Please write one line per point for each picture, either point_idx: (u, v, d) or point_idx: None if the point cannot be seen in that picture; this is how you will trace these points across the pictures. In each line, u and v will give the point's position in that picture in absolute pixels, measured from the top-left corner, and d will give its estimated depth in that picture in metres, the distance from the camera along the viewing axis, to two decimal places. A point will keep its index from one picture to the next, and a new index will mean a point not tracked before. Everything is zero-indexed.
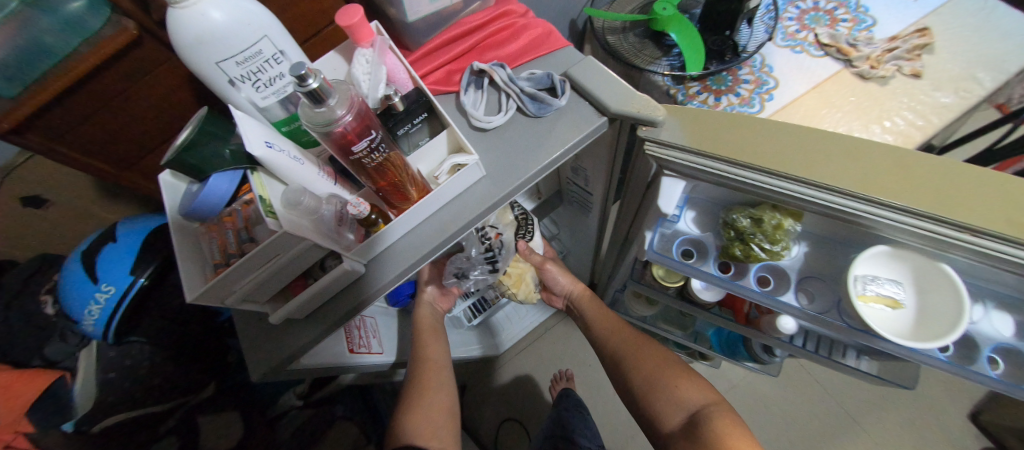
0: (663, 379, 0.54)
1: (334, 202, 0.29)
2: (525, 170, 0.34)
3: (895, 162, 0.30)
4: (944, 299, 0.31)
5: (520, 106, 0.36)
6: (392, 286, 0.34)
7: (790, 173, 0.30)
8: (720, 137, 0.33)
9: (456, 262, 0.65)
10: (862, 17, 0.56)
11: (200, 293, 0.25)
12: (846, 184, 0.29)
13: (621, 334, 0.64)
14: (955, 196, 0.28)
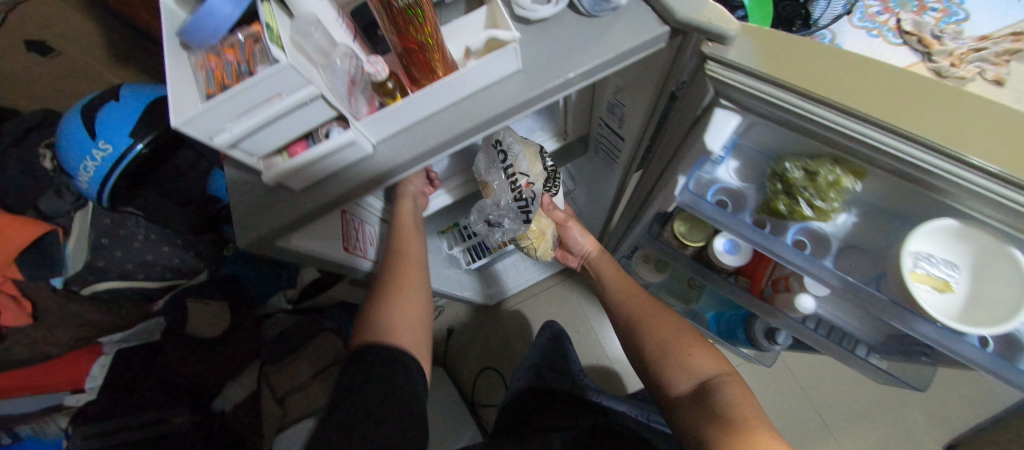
0: (676, 345, 0.47)
1: (349, 59, 0.26)
2: (566, 70, 0.30)
3: (1011, 124, 0.25)
4: (1003, 287, 0.28)
5: (574, 2, 0.31)
6: (402, 170, 0.32)
7: (871, 115, 0.26)
8: (799, 65, 0.28)
9: (485, 210, 0.61)
10: (953, 8, 0.41)
11: (186, 118, 0.21)
12: (936, 137, 0.25)
13: (637, 299, 0.55)
14: None
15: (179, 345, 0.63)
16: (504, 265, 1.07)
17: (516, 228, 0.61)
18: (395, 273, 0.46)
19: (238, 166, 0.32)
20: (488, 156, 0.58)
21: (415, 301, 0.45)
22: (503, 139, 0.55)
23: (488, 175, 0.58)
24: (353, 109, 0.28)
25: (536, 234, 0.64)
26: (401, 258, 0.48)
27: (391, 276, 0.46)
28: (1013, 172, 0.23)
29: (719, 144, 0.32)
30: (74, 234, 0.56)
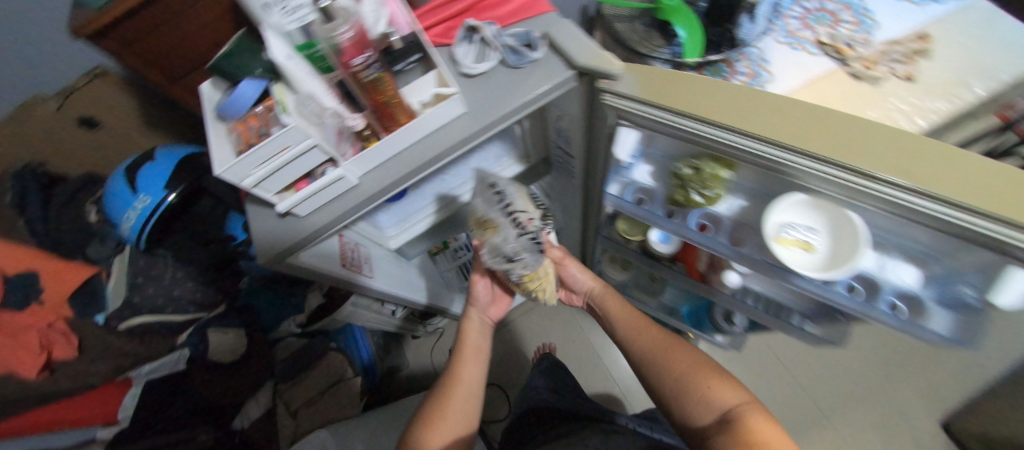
0: (691, 379, 0.48)
1: (336, 118, 0.36)
2: (500, 109, 0.40)
3: (817, 115, 0.34)
4: (846, 242, 0.36)
5: (502, 59, 0.42)
6: (381, 196, 0.41)
7: (719, 122, 0.35)
8: (668, 90, 0.38)
9: (496, 246, 0.53)
10: (866, 19, 0.59)
11: (226, 168, 0.31)
12: (767, 133, 0.33)
13: (648, 334, 0.56)
14: (858, 143, 0.32)
15: (202, 369, 0.70)
16: None
17: (535, 262, 0.54)
18: (443, 393, 0.53)
19: (259, 203, 0.42)
20: (482, 200, 0.56)
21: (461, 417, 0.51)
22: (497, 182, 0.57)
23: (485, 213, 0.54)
24: (341, 152, 0.38)
25: (541, 275, 0.58)
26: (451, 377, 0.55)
27: (439, 396, 0.53)
28: (814, 151, 0.32)
29: (628, 153, 0.44)
30: (113, 275, 0.63)
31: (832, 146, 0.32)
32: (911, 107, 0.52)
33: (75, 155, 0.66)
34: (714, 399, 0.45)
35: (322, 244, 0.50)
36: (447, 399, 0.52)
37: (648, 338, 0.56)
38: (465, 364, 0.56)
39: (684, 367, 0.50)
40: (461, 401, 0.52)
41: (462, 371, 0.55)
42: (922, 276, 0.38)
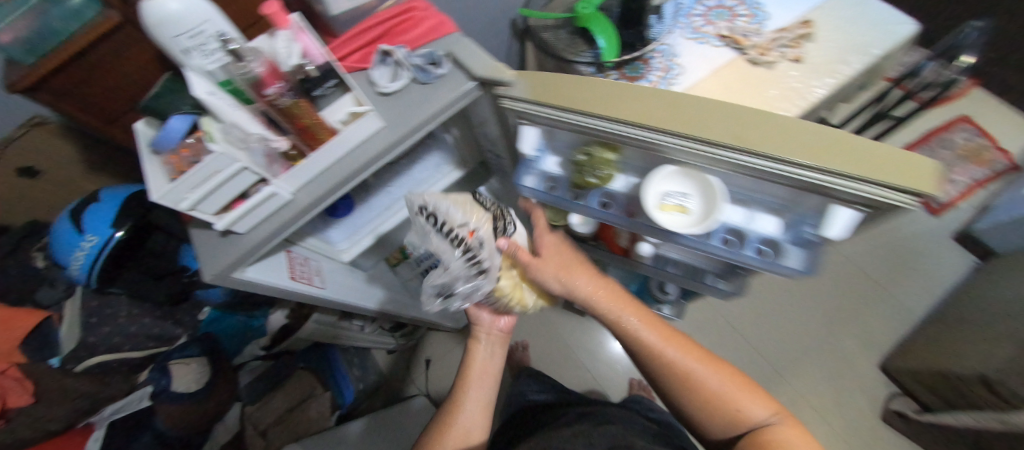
0: (721, 398, 0.48)
1: (262, 142, 0.41)
2: (413, 121, 0.46)
3: (671, 100, 0.41)
4: (711, 203, 0.43)
5: (413, 76, 0.48)
6: (315, 206, 0.46)
7: (593, 112, 0.42)
8: (554, 89, 0.44)
9: (435, 283, 0.55)
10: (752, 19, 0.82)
11: (160, 194, 0.35)
12: (632, 117, 0.40)
13: (676, 354, 0.51)
14: (698, 120, 0.39)
15: (171, 404, 0.71)
16: None
17: (478, 281, 0.54)
18: (447, 412, 0.57)
19: (202, 226, 0.46)
20: (419, 225, 0.54)
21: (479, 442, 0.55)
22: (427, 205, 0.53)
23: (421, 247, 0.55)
24: (270, 171, 0.42)
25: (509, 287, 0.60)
26: (453, 404, 0.57)
27: (446, 414, 0.57)
28: (664, 128, 0.39)
29: (530, 147, 0.50)
30: (66, 319, 0.65)
31: (680, 124, 0.39)
32: (776, 82, 0.74)
33: (18, 205, 0.66)
34: (740, 408, 0.47)
35: (265, 260, 0.53)
36: (447, 426, 0.55)
37: (671, 348, 0.51)
38: (472, 386, 0.58)
39: (709, 382, 0.49)
40: (459, 429, 0.55)
41: (469, 398, 0.57)
42: (780, 223, 0.46)
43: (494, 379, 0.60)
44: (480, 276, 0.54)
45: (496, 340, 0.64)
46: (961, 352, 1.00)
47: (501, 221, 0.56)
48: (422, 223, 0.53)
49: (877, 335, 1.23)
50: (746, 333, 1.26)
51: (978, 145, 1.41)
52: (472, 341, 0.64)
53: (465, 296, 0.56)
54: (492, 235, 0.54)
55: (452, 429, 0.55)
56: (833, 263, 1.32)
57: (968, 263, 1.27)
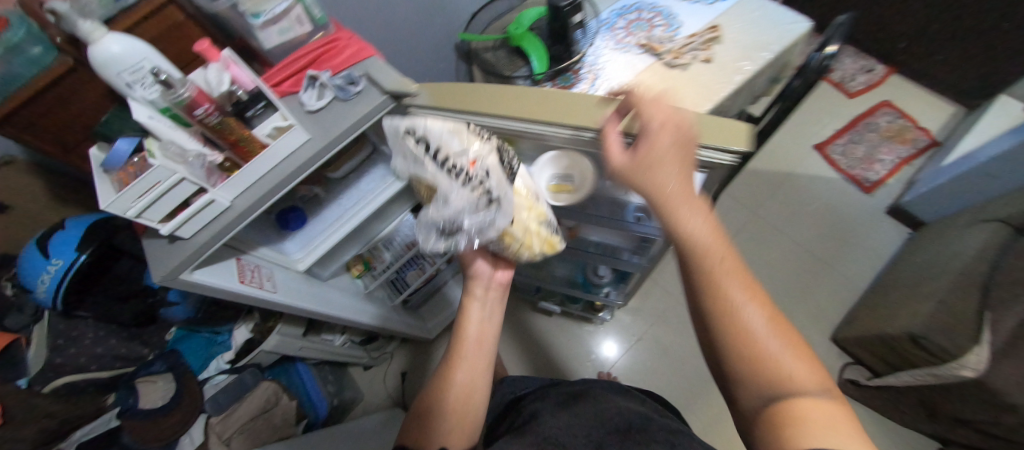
0: (766, 351, 0.35)
1: (199, 157, 0.48)
2: (336, 131, 0.54)
3: (536, 97, 0.51)
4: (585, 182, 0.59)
5: (335, 95, 0.56)
6: (253, 210, 0.53)
7: (476, 111, 0.51)
8: (449, 96, 0.54)
9: (432, 223, 0.47)
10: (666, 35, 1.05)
11: (108, 203, 0.42)
12: (506, 113, 0.50)
13: (734, 289, 0.37)
14: (555, 109, 0.49)
15: (135, 421, 0.75)
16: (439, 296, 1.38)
17: (484, 221, 0.46)
18: (444, 369, 0.57)
19: (154, 236, 0.52)
20: (407, 148, 0.45)
21: (469, 395, 0.55)
22: (414, 127, 0.45)
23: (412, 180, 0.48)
24: (209, 181, 0.49)
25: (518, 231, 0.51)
26: (452, 355, 0.58)
27: (441, 373, 0.57)
28: (528, 119, 0.49)
29: None
30: (35, 342, 0.66)
31: (540, 113, 0.49)
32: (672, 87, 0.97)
33: None
34: (781, 361, 0.34)
35: (214, 263, 0.59)
36: (446, 380, 0.56)
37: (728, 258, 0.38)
38: (467, 343, 0.59)
39: (757, 317, 0.36)
40: (460, 383, 0.55)
41: (463, 348, 0.58)
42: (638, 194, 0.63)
43: (493, 331, 0.61)
44: (486, 215, 0.46)
45: (493, 295, 0.64)
46: (894, 315, 1.07)
47: (506, 154, 0.49)
48: (410, 147, 0.45)
49: (826, 309, 1.30)
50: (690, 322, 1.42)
51: (901, 126, 1.53)
52: (469, 298, 0.62)
53: (470, 236, 0.48)
54: (497, 166, 0.47)
55: (454, 386, 0.55)
56: (778, 244, 1.41)
57: (901, 234, 1.37)
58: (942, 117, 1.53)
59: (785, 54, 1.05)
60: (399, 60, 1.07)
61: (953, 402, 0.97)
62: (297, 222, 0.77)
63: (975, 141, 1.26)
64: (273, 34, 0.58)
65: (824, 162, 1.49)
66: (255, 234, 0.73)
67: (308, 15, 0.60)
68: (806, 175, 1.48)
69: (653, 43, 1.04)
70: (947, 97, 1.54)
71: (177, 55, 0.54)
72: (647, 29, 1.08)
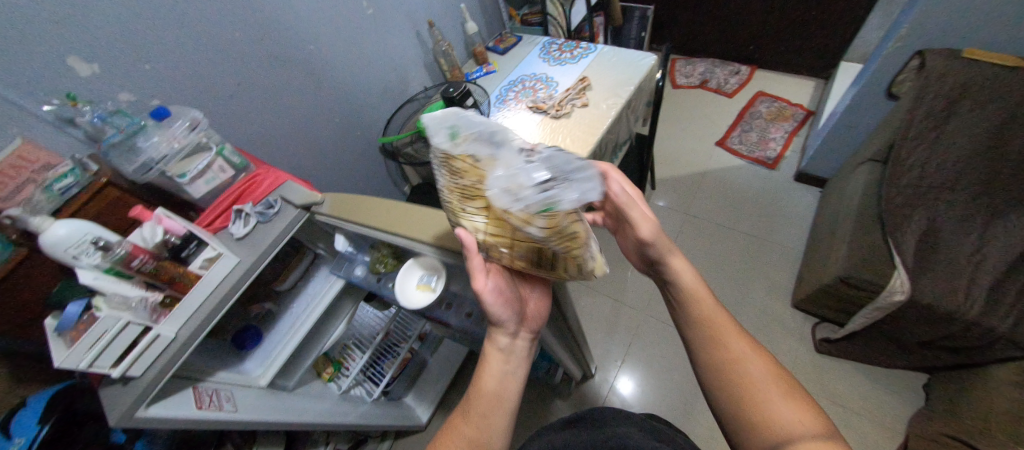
0: (766, 406, 0.51)
1: (140, 301, 0.56)
2: (262, 247, 0.67)
3: (404, 212, 0.67)
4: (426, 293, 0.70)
5: (257, 219, 0.69)
6: (200, 332, 0.61)
7: (354, 222, 0.69)
8: (346, 206, 0.72)
9: (538, 177, 0.51)
10: (547, 94, 1.28)
11: (61, 359, 0.49)
12: (369, 224, 0.67)
13: (754, 366, 0.54)
14: (406, 222, 0.65)
15: None
16: (423, 376, 1.41)
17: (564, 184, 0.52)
18: (467, 403, 0.62)
19: (110, 383, 0.57)
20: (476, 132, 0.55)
21: (483, 430, 0.58)
22: (468, 117, 0.57)
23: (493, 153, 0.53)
24: (153, 318, 0.57)
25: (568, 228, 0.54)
26: (476, 391, 0.63)
27: (461, 409, 0.62)
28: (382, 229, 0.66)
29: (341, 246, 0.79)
30: None
31: (392, 227, 0.66)
32: (561, 134, 1.16)
33: None
34: (781, 415, 0.49)
35: (171, 397, 0.62)
36: (466, 412, 0.61)
37: (740, 347, 0.57)
38: (481, 388, 0.63)
39: (753, 382, 0.53)
40: (478, 418, 0.60)
41: (483, 382, 0.63)
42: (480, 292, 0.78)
43: (519, 378, 0.65)
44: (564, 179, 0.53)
45: (518, 361, 0.66)
46: (825, 264, 1.16)
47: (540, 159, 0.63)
48: (475, 134, 0.54)
49: (778, 279, 1.37)
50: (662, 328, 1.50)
51: (778, 108, 1.73)
52: (492, 347, 0.65)
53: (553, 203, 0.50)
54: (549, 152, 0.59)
55: (459, 436, 0.58)
56: (716, 233, 1.52)
57: (814, 194, 1.51)
58: (807, 91, 1.76)
59: (645, 83, 1.26)
60: (330, 173, 1.23)
61: (904, 330, 1.02)
62: (251, 339, 0.84)
63: (833, 104, 1.47)
64: (200, 185, 0.70)
65: (729, 154, 1.68)
66: (214, 359, 0.79)
67: (229, 163, 0.74)
68: (718, 168, 1.66)
69: (538, 103, 1.24)
70: (804, 75, 1.80)
71: (118, 224, 0.65)
72: (533, 94, 1.30)
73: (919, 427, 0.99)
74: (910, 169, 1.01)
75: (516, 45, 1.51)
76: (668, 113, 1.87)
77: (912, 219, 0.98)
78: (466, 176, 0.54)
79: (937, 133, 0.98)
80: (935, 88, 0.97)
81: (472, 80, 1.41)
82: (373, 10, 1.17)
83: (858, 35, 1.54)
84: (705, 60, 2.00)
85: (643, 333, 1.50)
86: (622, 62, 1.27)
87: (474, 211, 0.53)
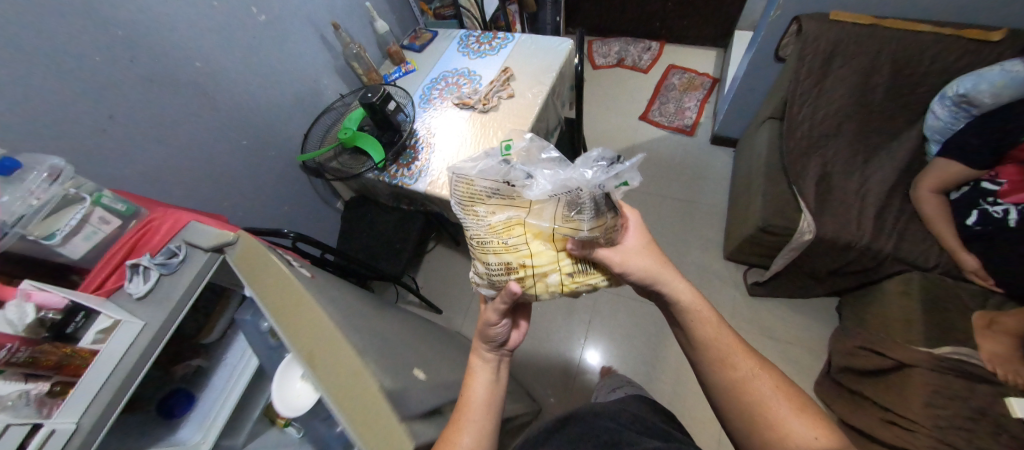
0: (772, 409, 0.58)
1: (20, 397, 0.46)
2: (175, 303, 0.59)
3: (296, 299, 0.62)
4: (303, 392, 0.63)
5: (160, 271, 0.60)
6: (109, 417, 0.51)
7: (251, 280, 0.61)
8: (255, 270, 0.63)
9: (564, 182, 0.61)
10: (473, 88, 1.26)
11: None
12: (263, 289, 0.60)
13: (759, 373, 0.62)
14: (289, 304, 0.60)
15: None
16: None
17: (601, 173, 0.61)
18: (457, 414, 0.63)
19: None
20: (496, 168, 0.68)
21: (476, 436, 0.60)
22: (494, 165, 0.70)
23: (518, 179, 0.65)
24: (43, 412, 0.47)
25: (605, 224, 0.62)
26: (464, 403, 0.64)
27: (452, 421, 0.62)
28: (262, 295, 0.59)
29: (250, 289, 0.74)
30: None
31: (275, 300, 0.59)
32: (495, 128, 1.17)
33: None
34: (798, 432, 0.55)
35: None
36: (458, 424, 0.62)
37: (746, 363, 0.63)
38: (472, 403, 0.64)
39: (758, 390, 0.60)
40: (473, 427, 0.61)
41: (470, 394, 0.66)
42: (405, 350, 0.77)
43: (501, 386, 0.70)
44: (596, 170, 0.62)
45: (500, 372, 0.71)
46: (743, 216, 1.30)
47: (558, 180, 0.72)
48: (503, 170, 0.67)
49: (709, 236, 1.50)
50: (617, 299, 1.58)
51: (689, 79, 1.85)
52: (479, 360, 0.71)
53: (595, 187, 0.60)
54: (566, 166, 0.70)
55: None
56: (651, 202, 1.62)
57: (729, 154, 1.65)
58: (711, 60, 1.89)
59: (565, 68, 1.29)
60: (246, 200, 1.11)
61: (815, 264, 1.17)
62: (184, 403, 0.75)
63: (734, 70, 1.61)
64: (78, 242, 0.60)
65: (652, 127, 1.77)
66: (139, 436, 0.69)
67: (111, 212, 0.65)
68: (645, 140, 1.75)
69: (464, 99, 1.23)
70: (707, 45, 1.92)
71: None
72: (457, 91, 1.27)
73: (839, 343, 1.15)
74: (801, 123, 1.14)
75: (433, 41, 1.46)
76: (592, 94, 1.91)
77: (809, 166, 1.11)
78: (496, 213, 0.63)
79: (819, 88, 1.11)
80: (812, 48, 1.09)
81: (392, 82, 1.35)
82: (265, 16, 1.07)
83: (746, 5, 1.69)
84: (620, 39, 2.04)
85: (600, 309, 1.57)
86: (542, 49, 1.29)
87: (516, 240, 0.60)
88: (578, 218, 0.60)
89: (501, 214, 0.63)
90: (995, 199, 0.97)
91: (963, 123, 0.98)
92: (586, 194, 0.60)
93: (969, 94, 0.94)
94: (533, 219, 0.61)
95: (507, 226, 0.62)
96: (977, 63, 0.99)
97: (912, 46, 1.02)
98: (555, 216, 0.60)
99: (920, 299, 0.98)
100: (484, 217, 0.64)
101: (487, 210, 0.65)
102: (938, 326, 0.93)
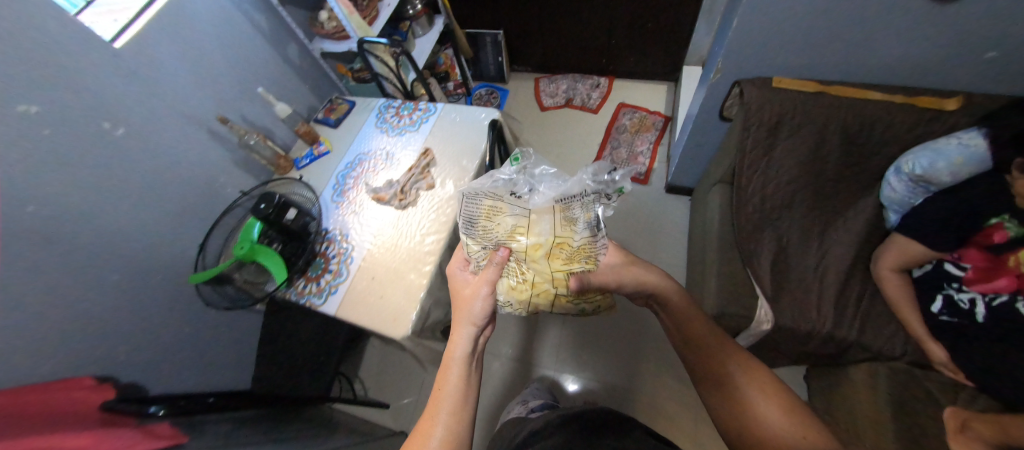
0: (751, 398, 0.61)
1: None
2: None
3: None
4: None
5: None
6: None
7: None
8: None
9: (563, 190, 0.77)
10: (389, 176, 1.12)
11: None
12: None
13: (747, 368, 0.65)
14: None
15: None
16: None
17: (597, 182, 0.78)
18: (434, 401, 0.61)
19: None
20: (503, 184, 0.81)
21: (457, 420, 0.59)
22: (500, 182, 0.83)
23: (523, 192, 0.79)
24: None
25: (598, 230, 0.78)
26: (438, 392, 0.62)
27: (431, 411, 0.60)
28: None
29: None
30: None
31: None
32: (414, 226, 1.03)
33: None
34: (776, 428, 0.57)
35: None
36: (438, 410, 0.60)
37: (733, 362, 0.66)
38: (444, 387, 0.62)
39: (744, 387, 0.63)
40: (453, 417, 0.59)
41: (446, 382, 0.63)
42: None
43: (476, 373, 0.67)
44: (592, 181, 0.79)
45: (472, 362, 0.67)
46: (699, 288, 1.19)
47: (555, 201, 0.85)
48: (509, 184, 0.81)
49: None
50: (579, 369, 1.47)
51: (640, 118, 1.73)
52: (456, 343, 0.67)
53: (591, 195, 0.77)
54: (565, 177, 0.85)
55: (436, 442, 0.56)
56: None
57: (685, 203, 1.55)
58: (661, 95, 1.78)
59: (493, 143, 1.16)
60: (125, 344, 0.95)
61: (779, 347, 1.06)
62: None
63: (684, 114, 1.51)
64: None
65: None
66: None
67: None
68: None
69: (379, 193, 1.08)
70: (657, 79, 1.81)
71: None
72: (374, 179, 1.12)
73: None
74: (752, 195, 1.03)
75: (350, 114, 1.30)
76: (541, 139, 1.78)
77: (762, 245, 1.01)
78: (501, 223, 0.76)
79: (767, 159, 1.01)
80: (756, 117, 0.98)
81: (301, 171, 1.20)
82: (123, 130, 0.90)
83: (692, 41, 1.58)
84: (568, 75, 1.91)
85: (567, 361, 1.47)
86: (465, 125, 1.15)
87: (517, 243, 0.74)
88: (572, 227, 0.75)
89: (507, 222, 0.76)
90: (960, 285, 0.88)
91: (922, 197, 0.89)
92: (580, 199, 0.76)
93: (926, 173, 0.84)
94: (534, 225, 0.75)
95: (513, 234, 0.75)
96: (932, 132, 0.89)
97: (861, 118, 0.91)
98: (554, 223, 0.76)
99: (891, 401, 0.88)
100: (493, 226, 0.76)
101: (497, 219, 0.76)
102: (909, 435, 0.84)
